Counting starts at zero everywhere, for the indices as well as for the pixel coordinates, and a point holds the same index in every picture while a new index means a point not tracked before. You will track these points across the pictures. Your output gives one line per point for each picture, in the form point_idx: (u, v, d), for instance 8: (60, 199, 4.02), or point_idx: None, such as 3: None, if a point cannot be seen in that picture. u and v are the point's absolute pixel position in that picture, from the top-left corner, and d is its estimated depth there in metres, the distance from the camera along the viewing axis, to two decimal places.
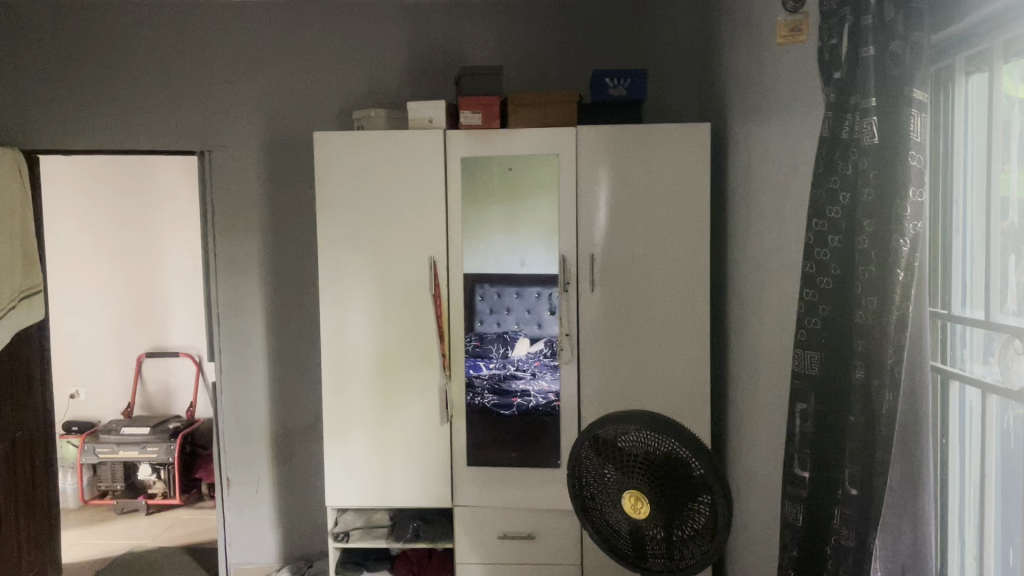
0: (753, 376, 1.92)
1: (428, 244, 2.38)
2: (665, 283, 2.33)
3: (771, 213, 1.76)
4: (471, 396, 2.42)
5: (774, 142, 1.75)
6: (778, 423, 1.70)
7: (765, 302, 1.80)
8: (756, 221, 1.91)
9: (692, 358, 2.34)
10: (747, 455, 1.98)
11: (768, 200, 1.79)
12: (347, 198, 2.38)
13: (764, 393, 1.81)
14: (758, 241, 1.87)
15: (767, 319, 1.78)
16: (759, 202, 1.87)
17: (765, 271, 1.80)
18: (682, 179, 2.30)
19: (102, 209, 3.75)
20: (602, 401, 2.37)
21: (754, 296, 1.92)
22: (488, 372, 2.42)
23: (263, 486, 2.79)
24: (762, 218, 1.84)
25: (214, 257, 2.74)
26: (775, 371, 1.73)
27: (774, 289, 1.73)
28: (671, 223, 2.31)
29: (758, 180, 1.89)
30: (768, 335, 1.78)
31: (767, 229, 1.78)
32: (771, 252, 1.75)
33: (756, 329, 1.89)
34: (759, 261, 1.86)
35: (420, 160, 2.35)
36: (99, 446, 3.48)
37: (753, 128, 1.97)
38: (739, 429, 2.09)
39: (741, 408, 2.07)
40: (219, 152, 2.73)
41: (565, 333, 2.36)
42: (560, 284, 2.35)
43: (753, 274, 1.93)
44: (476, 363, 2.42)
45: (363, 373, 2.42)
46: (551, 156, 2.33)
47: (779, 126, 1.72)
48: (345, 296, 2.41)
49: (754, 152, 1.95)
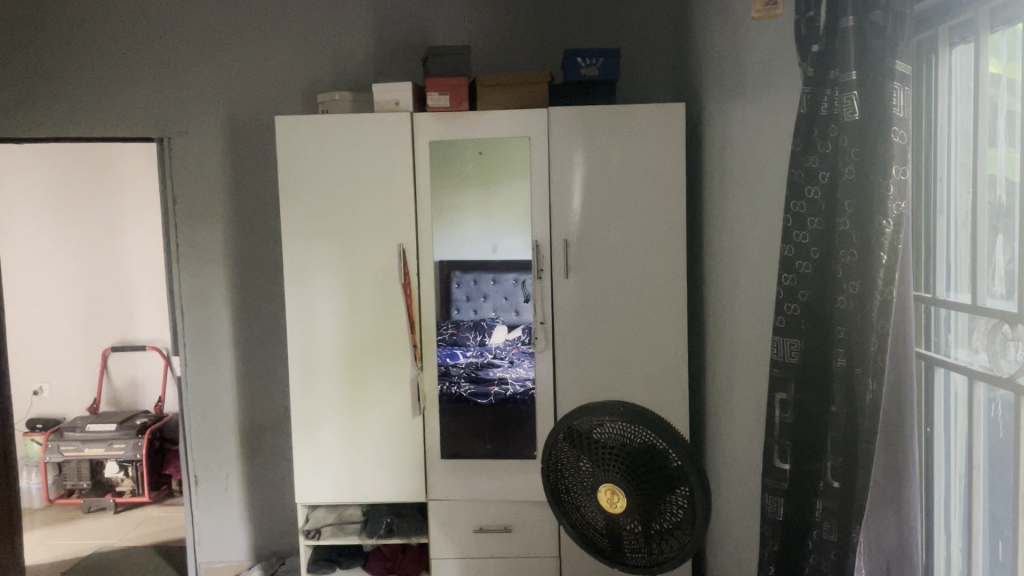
0: (731, 363, 1.87)
1: (397, 232, 2.30)
2: (641, 269, 2.27)
3: (748, 195, 1.70)
4: (447, 385, 2.36)
5: (750, 122, 1.70)
6: (757, 411, 1.65)
7: (742, 287, 1.75)
8: (733, 205, 1.85)
9: (669, 345, 2.28)
10: (727, 444, 1.93)
11: (745, 180, 1.74)
12: (312, 185, 2.29)
13: (742, 380, 1.76)
14: (736, 225, 1.82)
15: (746, 305, 1.72)
16: (736, 185, 1.81)
17: (742, 255, 1.75)
18: (658, 161, 2.24)
19: (62, 201, 3.64)
20: (579, 390, 2.31)
21: (732, 281, 1.86)
22: (465, 360, 2.36)
23: (233, 483, 2.71)
24: (739, 202, 1.79)
25: (176, 248, 2.65)
26: (753, 358, 1.67)
27: (752, 273, 1.67)
28: (647, 207, 2.25)
29: (735, 162, 1.84)
30: (746, 320, 1.72)
31: (745, 211, 1.73)
32: (749, 235, 1.69)
33: (734, 315, 1.84)
34: (737, 246, 1.81)
35: (387, 144, 2.27)
36: (64, 444, 3.39)
37: (729, 110, 1.92)
38: (718, 417, 2.04)
39: (719, 396, 2.02)
40: (179, 139, 2.63)
41: (540, 321, 2.30)
42: (534, 272, 2.29)
43: (731, 259, 1.87)
44: (453, 352, 2.36)
45: (332, 365, 2.35)
46: (523, 139, 2.27)
47: (756, 105, 1.65)
48: (311, 286, 2.33)
49: (730, 130, 1.89)
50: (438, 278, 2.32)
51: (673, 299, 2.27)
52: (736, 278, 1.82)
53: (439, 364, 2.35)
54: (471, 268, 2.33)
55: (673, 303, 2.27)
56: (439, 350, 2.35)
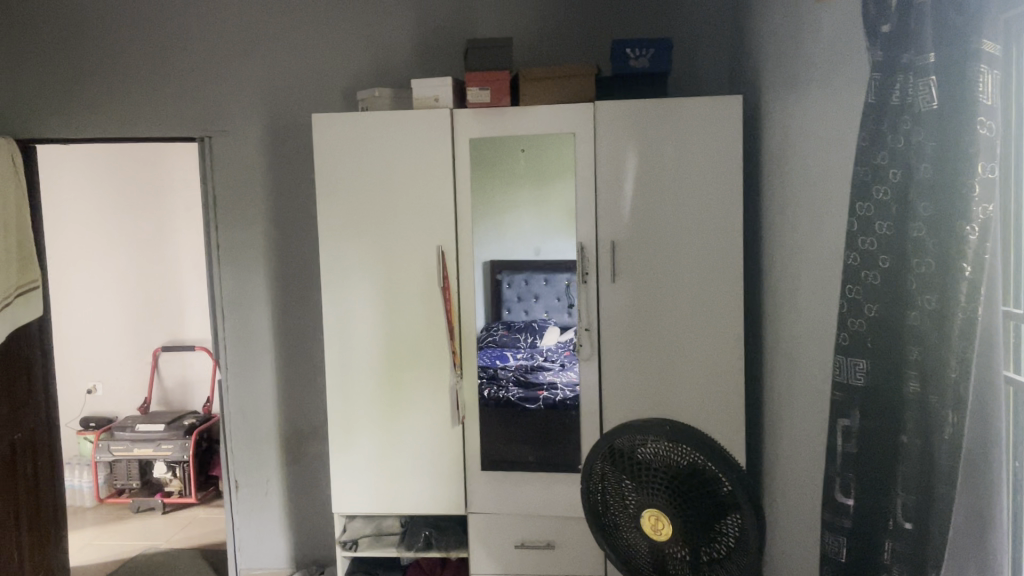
0: (791, 378, 1.72)
1: (436, 233, 2.21)
2: (693, 273, 2.13)
3: (809, 195, 1.55)
4: (494, 389, 2.26)
5: (811, 116, 1.55)
6: (819, 433, 1.51)
7: (804, 298, 1.60)
8: (793, 207, 1.71)
9: (724, 355, 2.14)
10: (787, 465, 1.78)
11: (805, 178, 1.59)
12: (349, 185, 2.22)
13: (802, 398, 1.62)
14: (796, 228, 1.68)
15: (807, 316, 1.58)
16: (797, 185, 1.67)
17: (803, 261, 1.60)
18: (711, 159, 2.10)
19: (113, 201, 3.65)
20: (626, 400, 2.19)
21: (792, 289, 1.72)
22: (514, 363, 2.27)
23: (273, 488, 2.67)
24: (799, 203, 1.64)
25: (217, 249, 2.60)
26: (814, 374, 1.53)
27: (813, 282, 1.53)
28: (699, 207, 2.11)
29: (795, 161, 1.70)
30: (807, 332, 1.58)
31: (805, 212, 1.58)
32: (809, 240, 1.55)
33: (794, 326, 1.69)
34: (797, 251, 1.66)
35: (426, 142, 2.18)
36: (114, 444, 3.41)
37: (788, 103, 1.77)
38: (777, 435, 1.89)
39: (779, 412, 1.87)
40: (219, 138, 2.59)
41: (585, 327, 2.18)
42: (579, 275, 2.17)
43: (790, 266, 1.73)
44: (503, 354, 2.26)
45: (369, 371, 2.27)
46: (567, 135, 2.15)
47: (818, 96, 1.51)
48: (348, 290, 2.25)
49: (791, 123, 1.74)
50: (479, 281, 2.22)
51: (728, 306, 2.12)
52: (796, 286, 1.67)
53: (482, 369, 2.26)
54: (518, 269, 2.23)
55: (729, 310, 2.12)
56: (486, 353, 2.25)
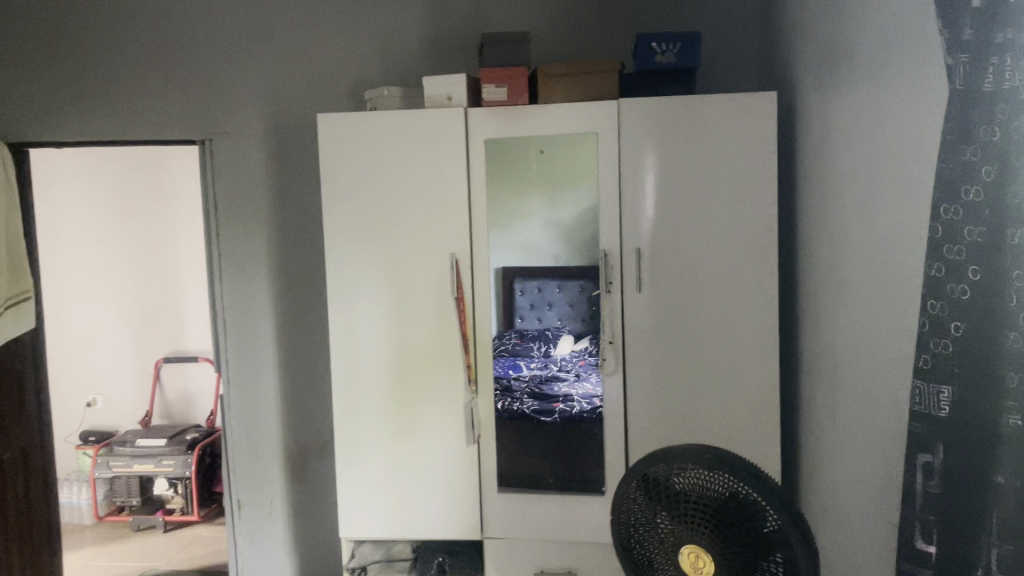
0: (842, 397, 1.58)
1: (449, 240, 2.07)
2: (724, 282, 1.99)
3: (863, 197, 1.41)
4: (508, 402, 2.14)
5: (865, 110, 1.41)
6: (878, 461, 1.36)
7: (857, 310, 1.46)
8: (841, 211, 1.57)
9: (759, 370, 1.99)
10: (837, 492, 1.63)
11: (857, 180, 1.45)
12: (357, 189, 2.09)
13: (855, 421, 1.47)
14: (846, 234, 1.53)
15: (861, 329, 1.43)
16: (846, 187, 1.52)
17: (857, 269, 1.46)
18: (744, 159, 1.96)
19: (112, 208, 3.53)
20: (653, 418, 2.04)
21: (839, 300, 1.58)
22: (528, 373, 2.14)
23: (277, 509, 2.53)
24: (850, 207, 1.50)
25: (217, 258, 2.48)
26: (872, 395, 1.39)
27: (870, 292, 1.38)
28: (732, 212, 1.97)
29: (842, 160, 1.55)
30: (862, 348, 1.43)
31: (858, 217, 1.44)
32: (865, 247, 1.41)
33: (845, 341, 1.55)
34: (847, 259, 1.52)
35: (438, 144, 2.05)
36: (113, 459, 3.29)
37: (832, 99, 1.63)
38: (822, 458, 1.75)
39: (824, 434, 1.73)
40: (221, 141, 2.46)
41: (608, 340, 2.04)
42: (601, 284, 2.03)
43: (838, 276, 1.58)
44: (515, 364, 2.13)
45: (379, 387, 2.14)
46: (589, 135, 2.02)
47: (873, 86, 1.37)
48: (356, 301, 2.12)
49: (835, 119, 1.60)
50: (494, 290, 2.09)
51: (763, 317, 1.98)
52: (846, 297, 1.53)
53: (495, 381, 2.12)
54: (533, 276, 2.11)
55: (763, 321, 1.98)
56: (500, 363, 2.12)
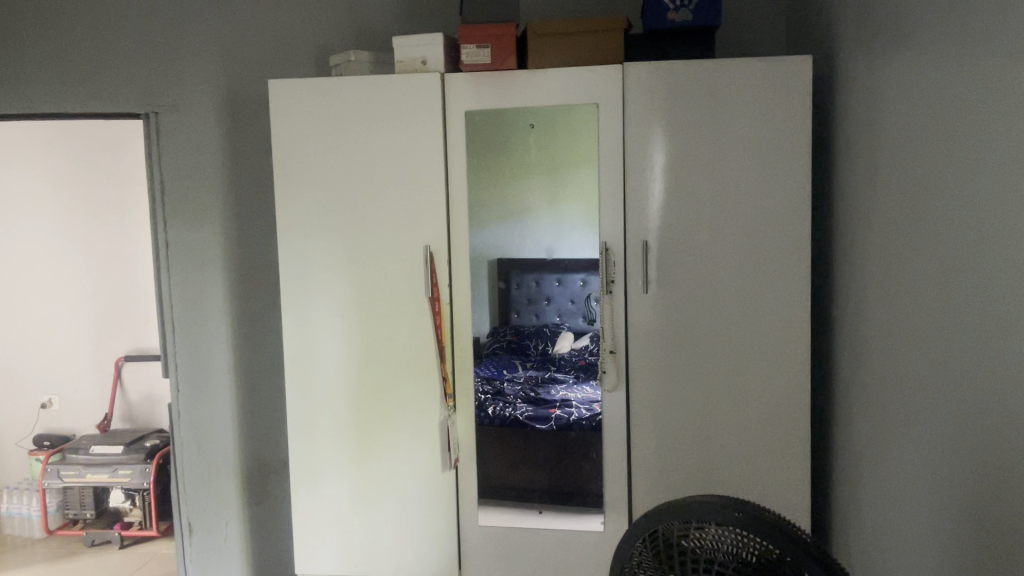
0: (927, 434, 1.26)
1: (421, 230, 1.77)
2: (749, 282, 1.68)
3: (975, 178, 1.10)
4: (502, 407, 1.87)
5: (979, 68, 1.09)
6: (1000, 524, 1.05)
7: (961, 319, 1.15)
8: (926, 200, 1.25)
9: (788, 386, 1.69)
10: (912, 543, 1.32)
11: (963, 159, 1.14)
12: (315, 169, 1.78)
13: (957, 466, 1.17)
14: (935, 228, 1.22)
15: (967, 347, 1.13)
16: (937, 169, 1.21)
17: (960, 271, 1.15)
18: (776, 135, 1.64)
19: (67, 188, 3.23)
20: (664, 439, 1.74)
21: (922, 309, 1.27)
22: (524, 374, 1.90)
23: (233, 533, 2.23)
24: (945, 192, 1.19)
25: (164, 248, 2.18)
26: (988, 437, 1.08)
27: (988, 302, 1.07)
28: (760, 199, 1.66)
29: (927, 137, 1.25)
30: (968, 374, 1.13)
31: (960, 206, 1.15)
32: (979, 246, 1.09)
33: (932, 360, 1.24)
34: (941, 259, 1.21)
35: (411, 117, 1.74)
36: (64, 468, 3.00)
37: (908, 62, 1.32)
38: (885, 500, 1.44)
39: (889, 466, 1.42)
40: (168, 114, 2.15)
41: (609, 349, 1.74)
42: (602, 285, 1.73)
43: (924, 280, 1.27)
44: (512, 362, 1.88)
45: (340, 401, 1.84)
46: (589, 107, 1.71)
47: (994, 35, 1.06)
48: (311, 300, 1.82)
49: (918, 79, 1.29)
50: (475, 286, 1.79)
51: (795, 324, 1.67)
52: (942, 308, 1.21)
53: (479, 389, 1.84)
54: (531, 270, 1.86)
55: (795, 329, 1.67)
56: (490, 362, 1.85)
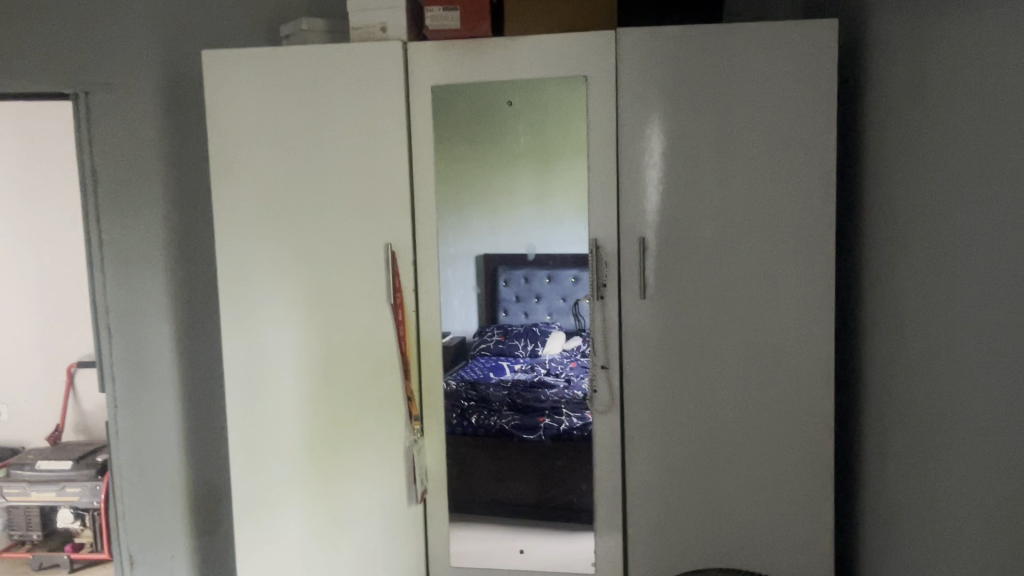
0: (975, 468, 1.03)
1: (382, 225, 1.52)
2: (763, 286, 1.43)
3: None
4: (483, 417, 1.63)
5: None
6: None
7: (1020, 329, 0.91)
8: (973, 181, 1.03)
9: (809, 407, 1.45)
10: None
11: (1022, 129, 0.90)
12: (258, 155, 1.53)
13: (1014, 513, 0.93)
14: (988, 215, 0.99)
15: None
16: (988, 146, 0.99)
17: (1009, 272, 0.94)
18: (797, 114, 1.40)
19: (12, 178, 2.96)
20: (664, 466, 1.49)
21: (971, 316, 1.03)
22: (511, 377, 1.63)
23: (180, 565, 1.98)
24: (995, 175, 0.97)
25: (98, 245, 1.90)
26: None
27: None
28: (778, 190, 1.41)
29: (979, 106, 1.01)
30: None
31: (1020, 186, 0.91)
32: None
33: (986, 381, 0.99)
34: (995, 254, 0.97)
35: (366, 93, 1.49)
36: (7, 487, 2.74)
37: (953, 21, 1.08)
38: (919, 544, 1.21)
39: (930, 506, 1.18)
40: (100, 94, 1.87)
41: (600, 363, 1.50)
42: (592, 288, 1.48)
43: (969, 279, 1.05)
44: (498, 365, 1.62)
45: (290, 422, 1.59)
46: (576, 82, 1.46)
47: None
48: (254, 305, 1.57)
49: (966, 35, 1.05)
50: (447, 288, 1.55)
51: (820, 336, 1.43)
52: (988, 314, 0.99)
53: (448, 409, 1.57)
54: (522, 263, 1.60)
55: (820, 340, 1.43)
56: (477, 363, 1.59)
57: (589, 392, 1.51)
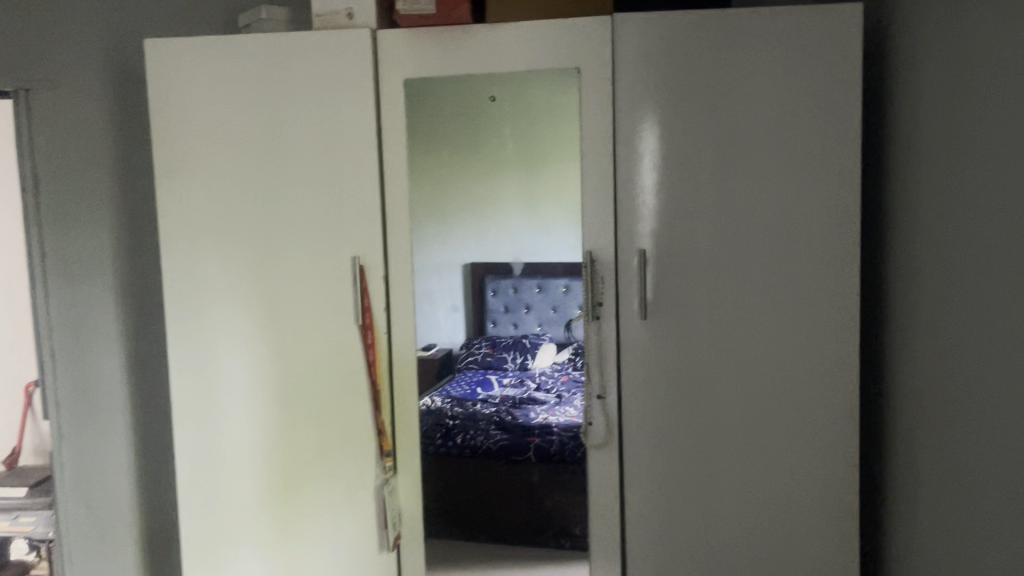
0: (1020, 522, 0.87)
1: (348, 237, 1.35)
2: (776, 307, 1.27)
3: None
4: (467, 438, 1.43)
5: None
6: None
7: None
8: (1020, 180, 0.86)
9: (829, 442, 1.28)
10: None
11: None
12: (209, 158, 1.36)
13: None
14: None
15: None
16: None
17: None
18: (815, 111, 1.23)
19: None
20: (665, 509, 1.32)
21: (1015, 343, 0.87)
22: (499, 394, 1.43)
23: None
24: None
25: (39, 259, 1.69)
26: None
27: None
28: (795, 197, 1.25)
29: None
30: None
31: None
32: None
33: None
34: None
35: (329, 89, 1.33)
36: None
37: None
38: None
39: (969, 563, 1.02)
40: (41, 91, 1.67)
41: (596, 394, 1.33)
42: (586, 308, 1.31)
43: (1019, 297, 0.87)
44: (484, 380, 1.42)
45: (247, 456, 1.41)
46: (567, 75, 1.30)
47: None
48: (207, 326, 1.40)
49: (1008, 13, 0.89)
50: (423, 303, 1.38)
51: (840, 362, 1.26)
52: None
53: (427, 429, 1.40)
54: (510, 272, 1.41)
55: (840, 366, 1.27)
56: (464, 378, 1.41)
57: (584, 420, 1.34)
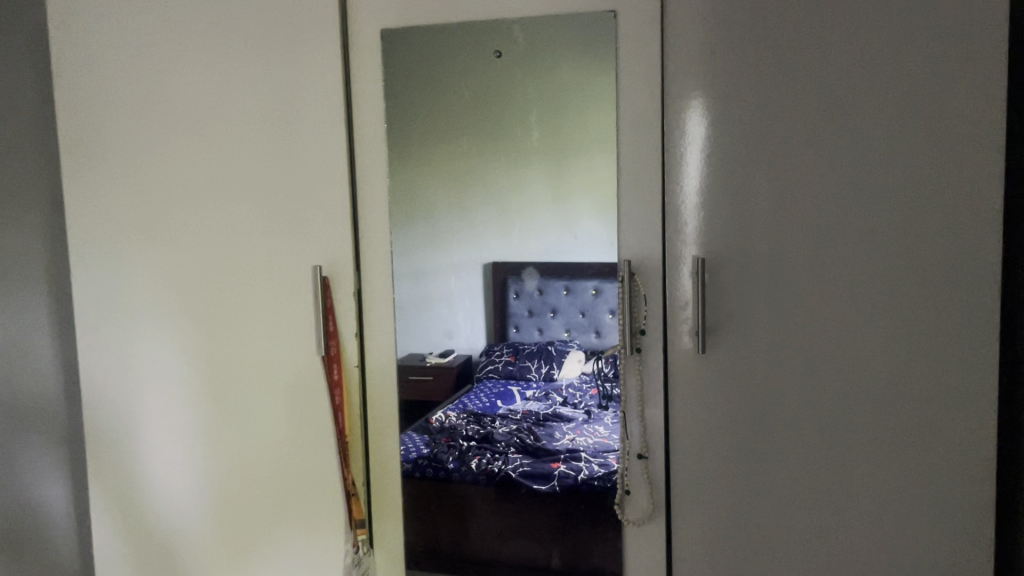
0: None
1: (298, 236, 1.04)
2: (892, 353, 0.85)
3: None
4: (479, 460, 1.04)
5: None
6: None
7: None
8: None
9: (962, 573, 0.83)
10: None
11: None
12: (133, 132, 1.08)
13: None
14: None
15: None
16: None
17: None
18: (958, 66, 0.81)
19: None
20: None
21: None
22: (522, 408, 1.06)
23: None
24: None
25: None
26: None
27: None
28: (928, 196, 0.82)
29: None
30: None
31: None
32: None
33: None
34: None
35: (282, 44, 1.02)
36: None
37: None
38: None
39: None
40: None
41: (636, 453, 0.96)
42: (623, 337, 0.94)
43: None
44: (505, 391, 1.06)
45: (183, 505, 1.13)
46: (598, 19, 0.92)
47: None
48: (135, 341, 1.12)
49: None
50: (418, 308, 1.05)
51: None
52: None
53: (437, 451, 1.05)
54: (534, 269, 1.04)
55: None
56: (482, 390, 1.06)
57: (620, 457, 0.97)
